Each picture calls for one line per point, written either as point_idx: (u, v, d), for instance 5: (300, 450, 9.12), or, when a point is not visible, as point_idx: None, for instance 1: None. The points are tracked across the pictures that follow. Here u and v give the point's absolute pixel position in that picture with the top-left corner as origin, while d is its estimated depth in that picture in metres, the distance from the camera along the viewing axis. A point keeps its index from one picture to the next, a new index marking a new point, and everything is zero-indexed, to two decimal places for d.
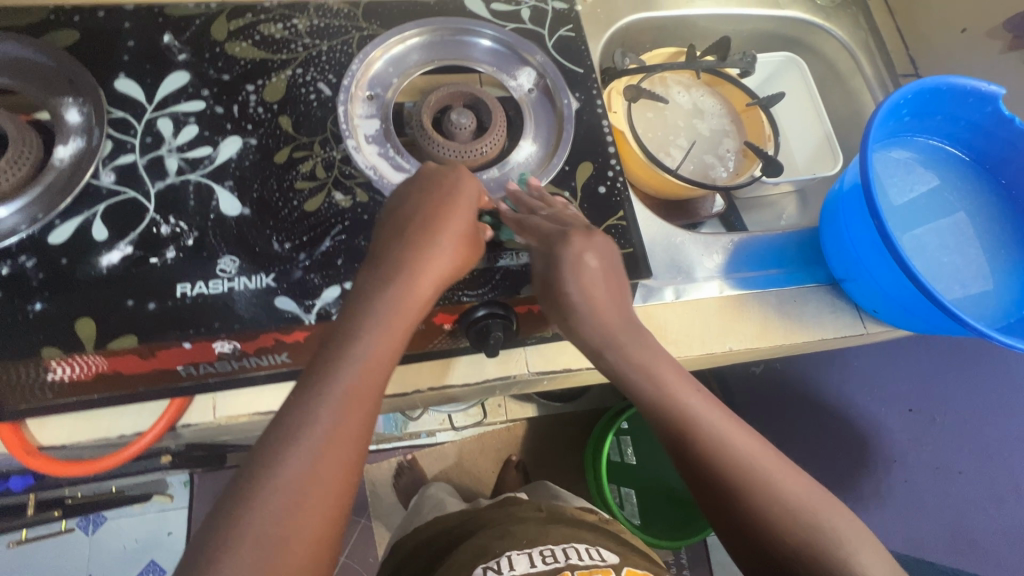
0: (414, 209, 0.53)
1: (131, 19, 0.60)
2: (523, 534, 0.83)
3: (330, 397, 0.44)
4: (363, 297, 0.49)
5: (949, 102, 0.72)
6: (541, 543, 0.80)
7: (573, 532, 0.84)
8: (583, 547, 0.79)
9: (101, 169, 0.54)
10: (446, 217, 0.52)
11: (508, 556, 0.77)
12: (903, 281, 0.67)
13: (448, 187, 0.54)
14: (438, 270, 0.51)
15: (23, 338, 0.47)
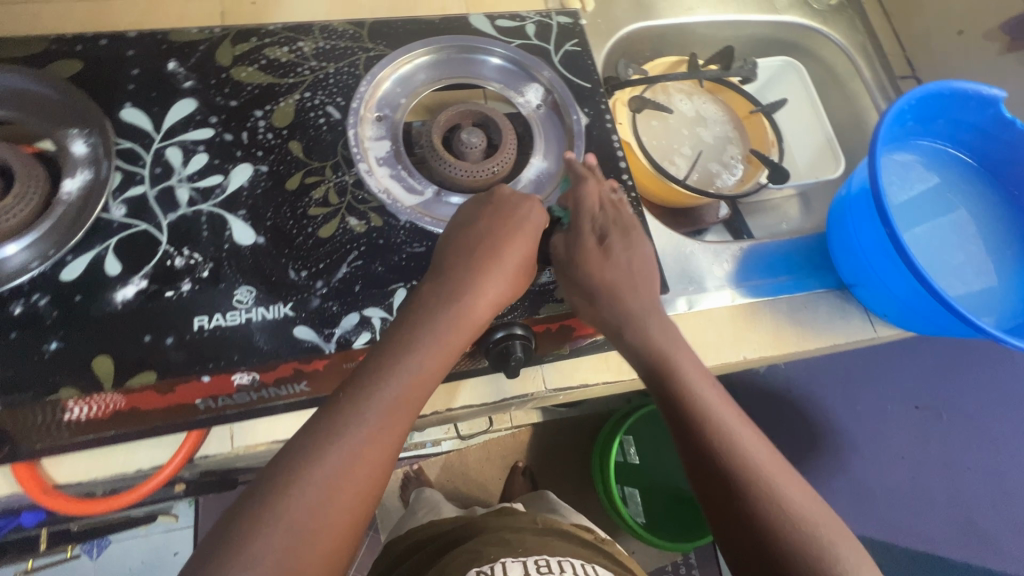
0: (465, 238, 0.54)
1: (134, 47, 0.59)
2: (519, 543, 0.79)
3: (375, 408, 0.46)
4: (407, 323, 0.50)
5: (951, 106, 0.74)
6: (537, 553, 0.76)
7: (577, 550, 0.80)
8: (578, 562, 0.75)
9: (112, 202, 0.53)
10: (484, 241, 0.54)
11: (502, 561, 0.73)
12: (914, 285, 0.68)
13: (486, 213, 0.56)
14: (467, 294, 0.52)
15: (40, 378, 0.46)
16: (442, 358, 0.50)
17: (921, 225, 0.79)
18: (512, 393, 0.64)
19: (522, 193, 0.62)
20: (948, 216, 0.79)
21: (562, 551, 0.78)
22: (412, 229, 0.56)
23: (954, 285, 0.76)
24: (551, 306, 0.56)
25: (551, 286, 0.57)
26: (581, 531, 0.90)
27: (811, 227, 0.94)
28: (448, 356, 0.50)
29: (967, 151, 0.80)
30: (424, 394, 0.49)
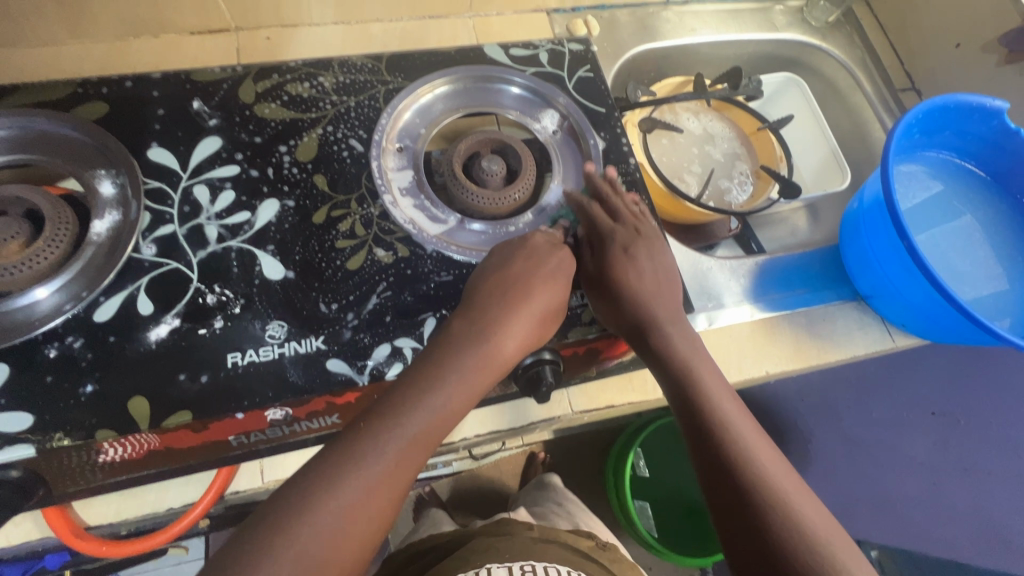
0: (492, 273, 0.55)
1: (159, 87, 0.60)
2: (506, 548, 0.80)
3: (400, 436, 0.46)
4: (439, 355, 0.50)
5: (956, 119, 0.75)
6: (524, 559, 0.77)
7: (564, 554, 0.81)
8: (564, 570, 0.76)
9: (142, 241, 0.54)
10: (508, 270, 0.55)
11: (488, 568, 0.74)
12: (930, 294, 0.69)
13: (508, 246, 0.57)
14: (497, 323, 0.52)
15: (74, 421, 0.46)
16: (477, 386, 0.50)
17: (930, 235, 0.80)
18: (540, 415, 0.64)
19: (544, 218, 0.63)
20: (955, 225, 0.81)
21: (549, 557, 0.79)
22: (438, 258, 0.57)
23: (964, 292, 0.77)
24: (578, 330, 0.56)
25: (577, 310, 0.57)
26: (579, 539, 0.88)
27: (818, 238, 0.96)
28: (478, 386, 0.50)
29: (971, 160, 0.82)
30: (454, 422, 0.50)
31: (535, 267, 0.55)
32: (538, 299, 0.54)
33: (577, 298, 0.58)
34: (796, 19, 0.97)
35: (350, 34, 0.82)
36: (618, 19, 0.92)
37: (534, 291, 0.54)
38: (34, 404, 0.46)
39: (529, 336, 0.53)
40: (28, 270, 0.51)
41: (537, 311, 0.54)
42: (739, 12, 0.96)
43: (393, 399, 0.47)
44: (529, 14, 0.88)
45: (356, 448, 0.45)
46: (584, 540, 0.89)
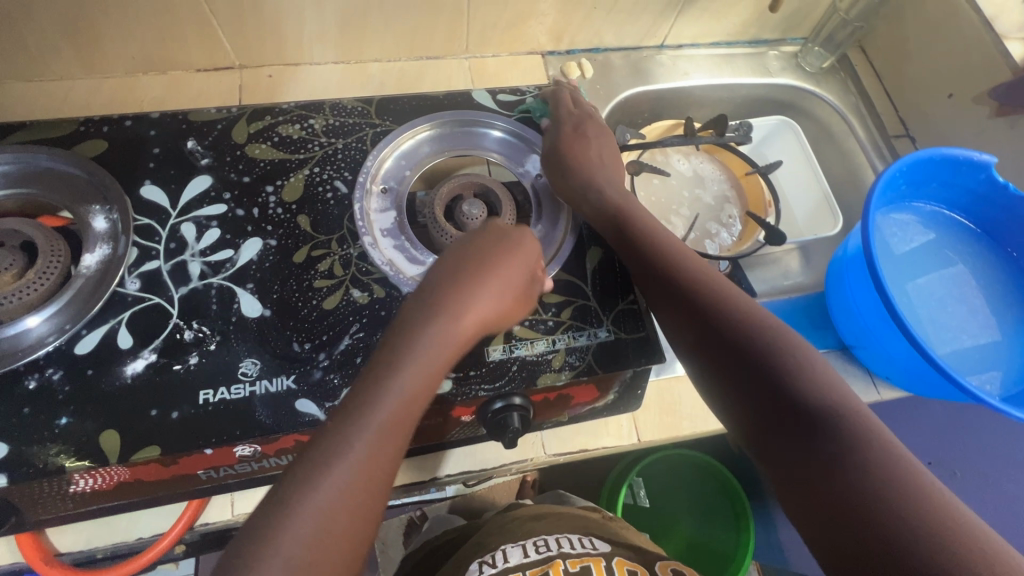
0: (460, 257, 0.55)
1: (156, 126, 0.63)
2: (517, 530, 0.76)
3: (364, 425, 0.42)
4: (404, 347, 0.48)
5: (944, 171, 0.75)
6: (536, 536, 0.72)
7: (575, 526, 0.76)
8: (575, 538, 0.71)
9: (128, 276, 0.56)
10: (498, 259, 0.55)
11: (503, 549, 0.70)
12: (911, 350, 0.68)
13: (492, 236, 0.57)
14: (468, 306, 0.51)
15: (47, 453, 0.48)
16: (426, 377, 0.46)
17: (916, 283, 0.79)
18: (513, 457, 0.65)
19: None
20: (944, 274, 0.80)
21: (562, 527, 0.75)
22: None
23: (948, 342, 0.76)
24: (548, 376, 0.56)
25: (547, 356, 0.57)
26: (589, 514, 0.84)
27: (809, 282, 0.92)
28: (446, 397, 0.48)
29: (961, 212, 0.81)
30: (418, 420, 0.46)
31: (503, 251, 0.56)
32: (506, 282, 0.54)
33: (548, 344, 0.57)
34: (791, 64, 0.98)
35: (349, 73, 0.85)
36: (612, 62, 0.93)
37: (498, 271, 0.54)
38: (10, 434, 0.48)
39: (493, 315, 0.53)
40: (19, 301, 0.53)
41: (511, 290, 0.54)
42: (733, 56, 0.97)
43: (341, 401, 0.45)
44: (525, 55, 0.90)
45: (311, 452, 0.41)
46: (593, 514, 0.84)
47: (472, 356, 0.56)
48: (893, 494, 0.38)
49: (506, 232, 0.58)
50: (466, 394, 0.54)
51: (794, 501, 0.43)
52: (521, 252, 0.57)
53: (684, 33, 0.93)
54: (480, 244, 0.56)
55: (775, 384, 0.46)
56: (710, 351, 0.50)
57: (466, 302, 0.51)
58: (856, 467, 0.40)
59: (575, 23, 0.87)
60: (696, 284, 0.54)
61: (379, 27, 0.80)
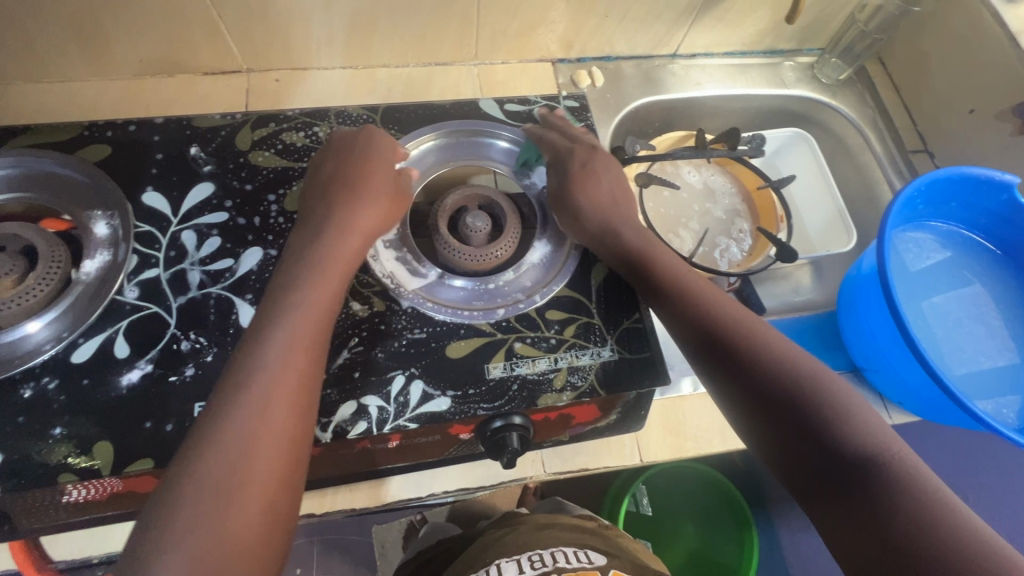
0: (332, 176, 0.58)
1: (160, 132, 0.63)
2: (511, 541, 0.73)
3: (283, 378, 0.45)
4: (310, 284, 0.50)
5: (965, 191, 0.73)
6: (532, 549, 0.69)
7: (571, 536, 0.74)
8: (571, 550, 0.69)
9: (127, 284, 0.55)
10: (367, 178, 0.58)
11: (496, 564, 0.67)
12: (925, 376, 0.66)
13: (360, 150, 0.60)
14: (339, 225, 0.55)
15: (41, 463, 0.47)
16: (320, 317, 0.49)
17: (931, 303, 0.77)
18: (511, 475, 0.64)
19: (525, 275, 0.63)
20: (961, 297, 0.78)
21: (560, 540, 0.72)
22: (413, 314, 0.57)
23: (964, 365, 0.74)
24: (549, 397, 0.54)
25: (549, 375, 0.55)
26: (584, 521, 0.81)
27: (820, 299, 0.89)
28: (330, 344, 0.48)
29: (980, 232, 0.79)
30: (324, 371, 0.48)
31: (371, 164, 0.59)
32: (378, 193, 0.58)
33: (549, 363, 0.56)
34: (807, 75, 0.96)
35: (356, 78, 0.85)
36: (623, 70, 0.92)
37: (365, 190, 0.57)
38: (4, 443, 0.48)
39: (372, 228, 0.57)
40: (17, 307, 0.53)
41: (382, 196, 0.58)
42: (748, 67, 0.95)
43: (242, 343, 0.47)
44: (534, 63, 0.89)
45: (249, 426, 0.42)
46: (588, 523, 0.81)
47: (472, 374, 0.55)
48: (942, 538, 0.37)
49: (366, 142, 0.61)
50: (464, 412, 0.53)
51: (837, 542, 0.42)
52: (386, 163, 0.60)
53: (698, 42, 0.91)
54: (348, 157, 0.59)
55: (808, 421, 0.45)
56: (737, 385, 0.49)
57: (344, 219, 0.55)
58: (900, 511, 0.39)
59: (586, 31, 0.85)
60: (718, 315, 0.53)
61: (388, 33, 0.79)
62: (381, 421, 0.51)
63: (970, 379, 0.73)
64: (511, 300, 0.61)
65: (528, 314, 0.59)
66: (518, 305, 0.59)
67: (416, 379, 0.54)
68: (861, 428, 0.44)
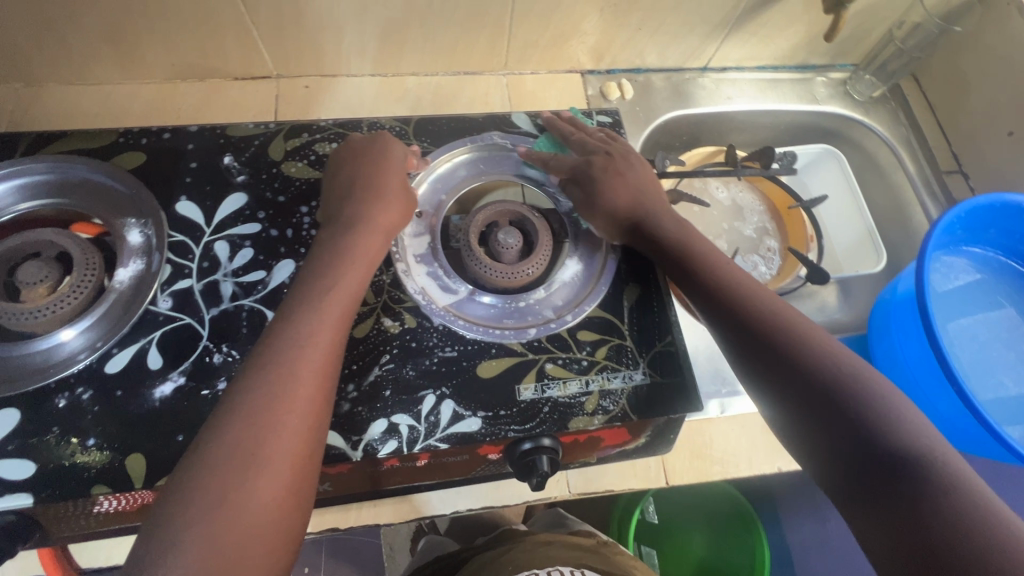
0: (366, 190, 0.58)
1: (194, 140, 0.63)
2: (511, 559, 0.72)
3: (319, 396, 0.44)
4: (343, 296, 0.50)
5: (1003, 217, 0.72)
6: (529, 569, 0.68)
7: (573, 555, 0.73)
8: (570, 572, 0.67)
9: (160, 294, 0.55)
10: (383, 177, 0.59)
11: None
12: (960, 407, 0.64)
13: (378, 153, 0.61)
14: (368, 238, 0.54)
15: (74, 476, 0.47)
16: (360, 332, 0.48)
17: (964, 327, 0.76)
18: (536, 494, 0.65)
19: (556, 295, 0.62)
20: (995, 325, 0.76)
21: (557, 559, 0.71)
22: (444, 332, 0.57)
23: (995, 391, 0.72)
24: (580, 420, 0.54)
25: (580, 398, 0.55)
26: (583, 539, 0.81)
27: (847, 319, 0.86)
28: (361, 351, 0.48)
29: (1017, 259, 0.77)
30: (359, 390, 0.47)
31: (389, 167, 0.60)
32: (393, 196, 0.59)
33: (580, 386, 0.55)
34: (839, 91, 0.95)
35: (385, 86, 0.84)
36: (653, 83, 0.91)
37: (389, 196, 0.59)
38: (39, 454, 0.48)
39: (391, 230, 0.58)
40: (52, 314, 0.52)
41: (401, 197, 0.60)
42: (779, 81, 0.94)
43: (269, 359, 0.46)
44: (563, 74, 0.88)
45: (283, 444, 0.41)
46: (583, 541, 0.80)
47: (503, 395, 0.54)
48: (986, 539, 0.35)
49: (380, 145, 0.62)
50: (495, 434, 0.52)
51: (871, 535, 0.40)
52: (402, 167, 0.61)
53: (730, 55, 0.90)
54: (363, 160, 0.60)
55: (851, 415, 0.44)
56: (776, 375, 0.48)
57: (361, 222, 0.56)
58: (940, 508, 0.38)
59: (618, 43, 0.84)
60: (761, 310, 0.51)
61: (419, 42, 0.79)
62: (412, 440, 0.51)
63: (1001, 408, 0.71)
64: (542, 320, 0.60)
65: (559, 334, 0.58)
66: (550, 326, 0.59)
67: (447, 399, 0.53)
68: (907, 427, 0.42)
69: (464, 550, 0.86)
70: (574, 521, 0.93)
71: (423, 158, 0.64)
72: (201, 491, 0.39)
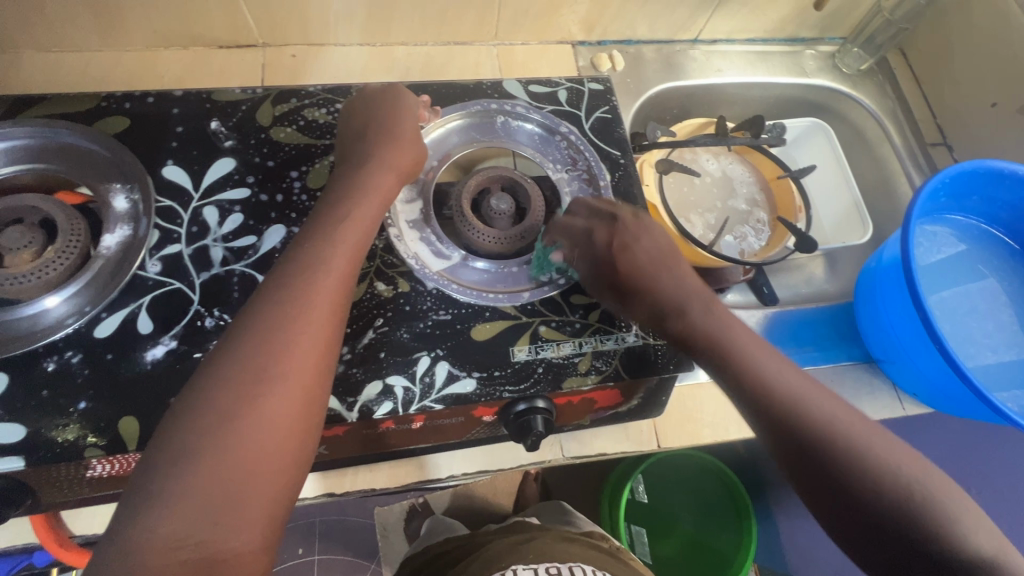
0: (358, 146, 0.57)
1: (179, 105, 0.61)
2: (530, 548, 0.75)
3: (309, 349, 0.44)
4: (332, 249, 0.48)
5: (987, 185, 0.73)
6: (549, 560, 0.71)
7: (590, 553, 0.75)
8: (591, 569, 0.70)
9: (149, 259, 0.55)
10: (387, 123, 0.59)
11: (514, 569, 0.69)
12: (946, 368, 0.66)
13: (390, 101, 0.61)
14: (359, 194, 0.53)
15: (63, 439, 0.47)
16: (346, 291, 0.48)
17: (947, 294, 0.77)
18: (530, 458, 0.66)
19: None
20: (977, 290, 0.78)
21: (577, 556, 0.73)
22: (438, 295, 0.57)
23: (975, 355, 0.74)
24: (574, 380, 0.54)
25: (574, 358, 0.55)
26: (597, 539, 0.82)
27: (834, 290, 0.90)
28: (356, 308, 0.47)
29: (1000, 227, 0.79)
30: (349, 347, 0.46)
31: (399, 111, 0.60)
32: (406, 136, 0.59)
33: (574, 347, 0.56)
34: (828, 65, 0.95)
35: (373, 56, 0.83)
36: (643, 55, 0.91)
37: (392, 139, 0.58)
38: (30, 417, 0.47)
39: (410, 172, 0.58)
40: (37, 280, 0.52)
41: (408, 138, 0.59)
42: (769, 54, 0.94)
43: (253, 316, 0.44)
44: (554, 45, 0.88)
45: (270, 398, 0.41)
46: (602, 541, 0.82)
47: (497, 357, 0.55)
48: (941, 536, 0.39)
49: (389, 91, 0.62)
50: (490, 394, 0.53)
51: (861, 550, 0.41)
52: (407, 116, 0.60)
53: (720, 27, 0.90)
54: (388, 103, 0.60)
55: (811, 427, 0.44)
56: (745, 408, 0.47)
57: (398, 160, 0.57)
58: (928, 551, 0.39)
59: (609, 14, 0.84)
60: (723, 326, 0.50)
61: (407, 11, 0.78)
62: (407, 402, 0.51)
63: (981, 373, 0.73)
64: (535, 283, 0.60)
65: (552, 297, 0.59)
66: (543, 289, 0.59)
67: (442, 360, 0.54)
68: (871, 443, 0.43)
69: (470, 536, 0.88)
70: (579, 518, 0.93)
71: (434, 109, 0.65)
72: (193, 443, 0.39)
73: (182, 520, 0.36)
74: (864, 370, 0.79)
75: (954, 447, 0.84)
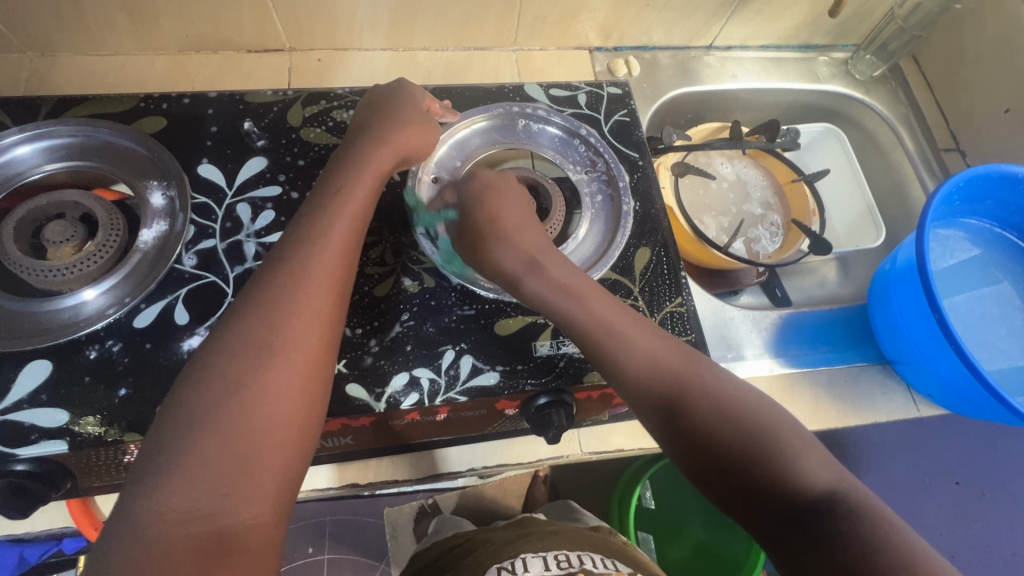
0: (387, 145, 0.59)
1: (214, 106, 0.64)
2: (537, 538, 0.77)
3: None
4: None
5: (1000, 189, 0.74)
6: (557, 547, 0.74)
7: (597, 543, 0.77)
8: (597, 556, 0.72)
9: (185, 253, 0.57)
10: (414, 124, 0.61)
11: (523, 557, 0.72)
12: (960, 369, 0.67)
13: (415, 104, 0.63)
14: None
15: (104, 423, 0.49)
16: None
17: (961, 297, 0.78)
18: (547, 452, 0.67)
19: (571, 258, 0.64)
20: (991, 295, 0.79)
21: (581, 545, 0.75)
22: (463, 291, 0.59)
23: (989, 358, 0.75)
24: (595, 375, 0.55)
25: None
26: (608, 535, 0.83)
27: (846, 293, 0.91)
28: None
29: (1013, 231, 0.80)
30: None
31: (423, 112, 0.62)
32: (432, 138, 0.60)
33: None
34: (841, 71, 0.97)
35: (396, 60, 0.85)
36: (659, 60, 0.92)
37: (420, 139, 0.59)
38: (73, 402, 0.49)
39: None
40: (79, 272, 0.54)
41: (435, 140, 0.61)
42: (783, 60, 0.95)
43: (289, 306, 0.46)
44: (572, 50, 0.90)
45: None
46: (611, 536, 0.83)
47: (520, 351, 0.56)
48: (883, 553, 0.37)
49: (412, 92, 0.64)
50: (513, 386, 0.54)
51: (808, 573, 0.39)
52: (426, 117, 0.62)
53: (735, 34, 0.92)
54: (415, 104, 0.62)
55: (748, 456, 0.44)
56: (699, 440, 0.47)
57: None
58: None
59: (626, 20, 0.86)
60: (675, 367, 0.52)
61: (430, 17, 0.80)
62: (433, 393, 0.53)
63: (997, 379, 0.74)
64: None
65: None
66: None
67: (466, 354, 0.55)
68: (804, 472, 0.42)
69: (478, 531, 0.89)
70: (585, 514, 0.94)
71: (446, 104, 0.67)
72: (233, 426, 0.40)
73: (224, 497, 0.38)
74: (878, 372, 0.79)
75: (968, 450, 0.85)
